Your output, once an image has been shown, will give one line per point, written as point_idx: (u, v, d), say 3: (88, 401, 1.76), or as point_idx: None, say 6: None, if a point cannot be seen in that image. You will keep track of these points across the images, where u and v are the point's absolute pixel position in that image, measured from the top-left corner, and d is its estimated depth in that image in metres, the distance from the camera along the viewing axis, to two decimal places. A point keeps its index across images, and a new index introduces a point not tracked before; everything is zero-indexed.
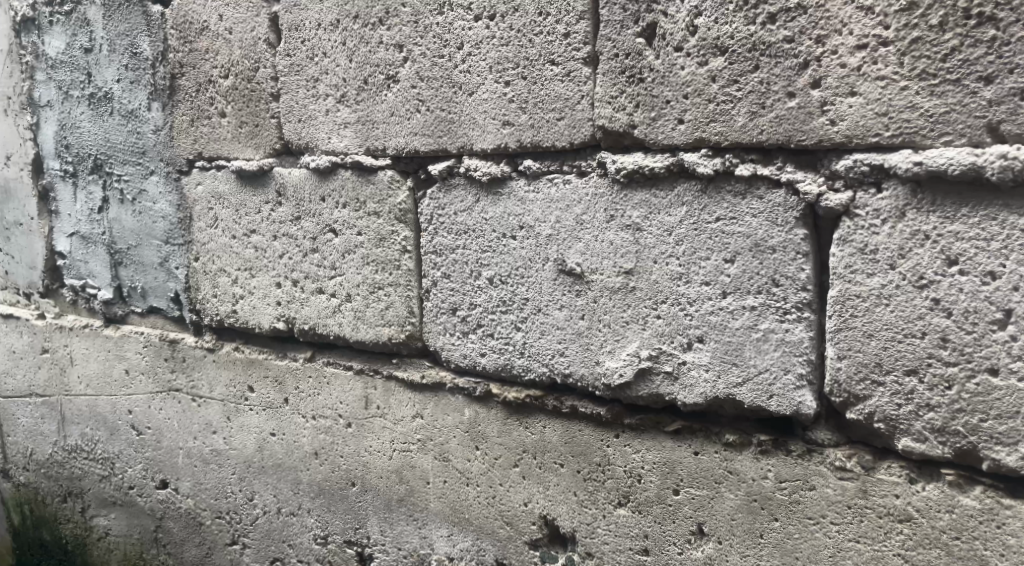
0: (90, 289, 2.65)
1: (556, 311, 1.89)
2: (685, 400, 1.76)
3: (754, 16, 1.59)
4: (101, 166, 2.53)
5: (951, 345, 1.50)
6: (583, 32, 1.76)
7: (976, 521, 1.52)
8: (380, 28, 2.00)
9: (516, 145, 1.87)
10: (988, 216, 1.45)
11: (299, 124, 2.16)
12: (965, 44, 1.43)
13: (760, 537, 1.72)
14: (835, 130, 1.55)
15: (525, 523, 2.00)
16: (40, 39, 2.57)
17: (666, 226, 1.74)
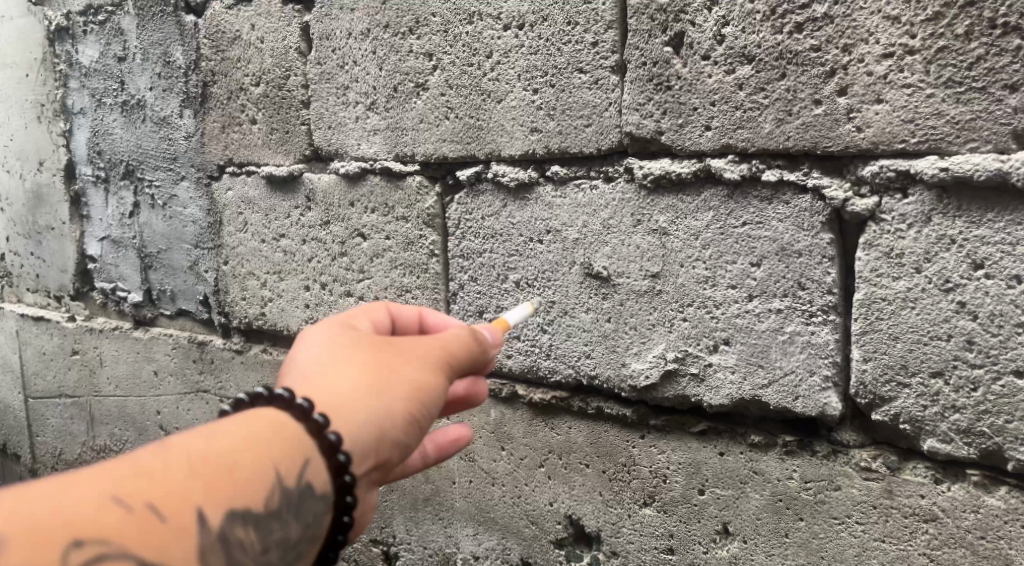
0: (120, 292, 2.70)
1: (582, 314, 1.92)
2: (712, 401, 1.80)
3: (781, 25, 1.63)
4: (133, 172, 2.57)
5: (976, 347, 1.54)
6: (611, 41, 1.80)
7: (1001, 520, 1.57)
8: (410, 37, 2.04)
9: (544, 151, 1.91)
10: (1013, 221, 1.49)
11: (329, 130, 2.20)
12: (991, 53, 1.47)
13: (786, 536, 1.75)
14: (861, 136, 1.58)
15: (551, 523, 2.03)
16: (74, 48, 2.61)
17: (692, 230, 1.77)
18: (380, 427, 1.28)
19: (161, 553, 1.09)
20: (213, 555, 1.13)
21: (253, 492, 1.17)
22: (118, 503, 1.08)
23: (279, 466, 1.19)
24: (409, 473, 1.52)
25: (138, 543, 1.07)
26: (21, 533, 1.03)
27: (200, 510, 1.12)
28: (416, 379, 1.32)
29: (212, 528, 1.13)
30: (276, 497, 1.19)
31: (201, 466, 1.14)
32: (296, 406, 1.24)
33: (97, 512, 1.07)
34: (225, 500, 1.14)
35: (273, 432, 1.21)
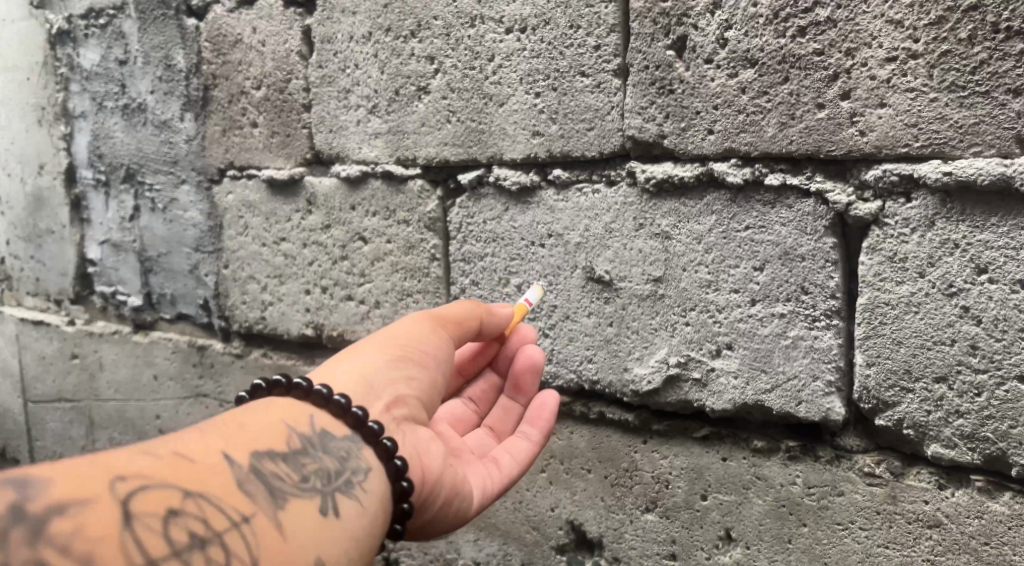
0: (120, 296, 2.69)
1: (584, 318, 1.91)
2: (714, 407, 1.79)
3: (784, 28, 1.62)
4: (134, 176, 2.57)
5: (980, 352, 1.53)
6: (613, 44, 1.79)
7: (1006, 526, 1.56)
8: (412, 41, 2.03)
9: (546, 155, 1.90)
10: (1017, 226, 1.49)
11: (330, 134, 2.19)
12: (993, 57, 1.47)
13: (789, 542, 1.74)
14: (864, 141, 1.58)
15: (553, 528, 2.02)
16: (75, 51, 2.60)
17: (695, 234, 1.76)
18: (371, 376, 1.44)
19: (202, 483, 1.17)
20: (252, 485, 1.21)
21: (273, 440, 1.28)
22: (150, 451, 1.17)
23: (289, 422, 1.32)
24: (524, 455, 1.63)
25: (178, 476, 1.15)
26: (65, 472, 1.09)
27: (226, 454, 1.22)
28: (389, 336, 1.51)
29: (242, 465, 1.22)
30: (295, 442, 1.30)
31: (216, 427, 1.26)
32: (289, 383, 1.38)
33: (135, 456, 1.15)
34: (248, 445, 1.25)
35: (274, 404, 1.34)
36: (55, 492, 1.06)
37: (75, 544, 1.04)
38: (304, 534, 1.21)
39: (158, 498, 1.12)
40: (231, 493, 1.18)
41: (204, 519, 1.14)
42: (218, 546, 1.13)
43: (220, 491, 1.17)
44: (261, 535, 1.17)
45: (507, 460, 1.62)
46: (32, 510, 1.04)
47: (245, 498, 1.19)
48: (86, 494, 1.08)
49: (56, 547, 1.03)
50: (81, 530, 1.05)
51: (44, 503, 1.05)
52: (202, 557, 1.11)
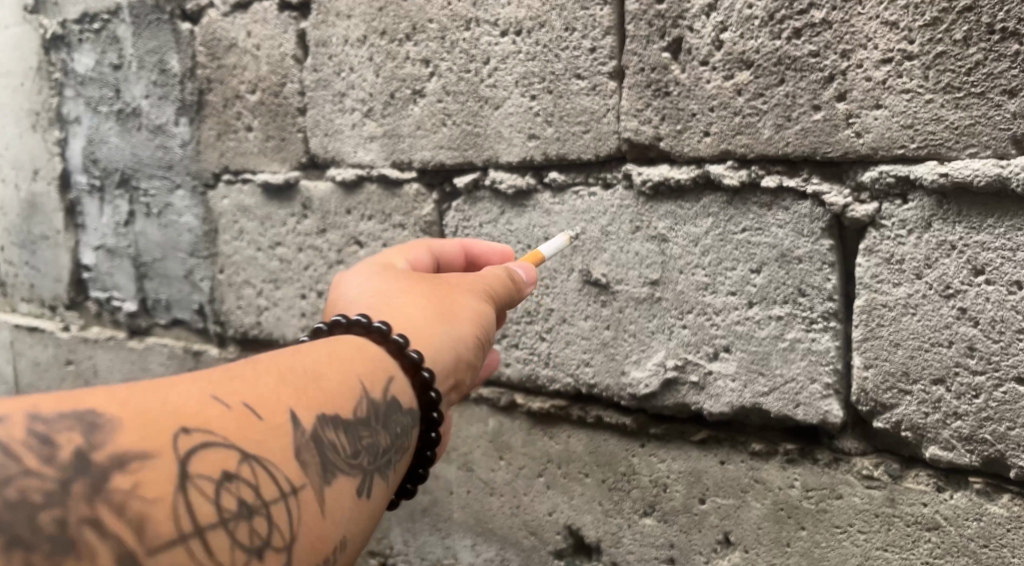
0: (115, 302, 2.68)
1: (581, 321, 1.90)
2: (712, 410, 1.78)
3: (779, 30, 1.61)
4: (129, 181, 2.56)
5: (978, 354, 1.53)
6: (609, 46, 1.79)
7: (1005, 529, 1.55)
8: (407, 44, 2.02)
9: (542, 158, 1.89)
10: (1014, 226, 1.48)
11: (325, 138, 2.19)
12: (989, 58, 1.46)
13: (787, 546, 1.73)
14: (860, 142, 1.57)
15: (550, 533, 2.01)
16: (70, 57, 2.59)
17: (692, 237, 1.76)
18: (457, 352, 1.41)
19: (262, 446, 1.16)
20: (310, 454, 1.20)
21: (343, 400, 1.25)
22: (220, 401, 1.16)
23: (365, 382, 1.29)
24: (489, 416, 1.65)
25: (240, 436, 1.15)
26: (134, 418, 1.10)
27: (293, 414, 1.20)
28: (479, 309, 1.47)
29: (306, 429, 1.20)
30: (364, 405, 1.27)
31: (290, 376, 1.23)
32: (370, 328, 1.35)
33: (202, 407, 1.14)
34: (317, 406, 1.22)
35: (354, 352, 1.31)
36: (121, 442, 1.08)
37: (132, 500, 1.06)
38: (345, 510, 1.22)
39: (214, 461, 1.12)
40: (288, 461, 1.17)
41: (255, 487, 1.14)
42: (262, 516, 1.14)
43: (279, 455, 1.17)
44: (306, 508, 1.18)
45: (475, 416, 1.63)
46: (98, 458, 1.06)
47: (300, 466, 1.18)
48: (150, 447, 1.09)
49: (114, 502, 1.05)
50: (140, 486, 1.07)
51: (109, 453, 1.06)
52: (246, 525, 1.12)
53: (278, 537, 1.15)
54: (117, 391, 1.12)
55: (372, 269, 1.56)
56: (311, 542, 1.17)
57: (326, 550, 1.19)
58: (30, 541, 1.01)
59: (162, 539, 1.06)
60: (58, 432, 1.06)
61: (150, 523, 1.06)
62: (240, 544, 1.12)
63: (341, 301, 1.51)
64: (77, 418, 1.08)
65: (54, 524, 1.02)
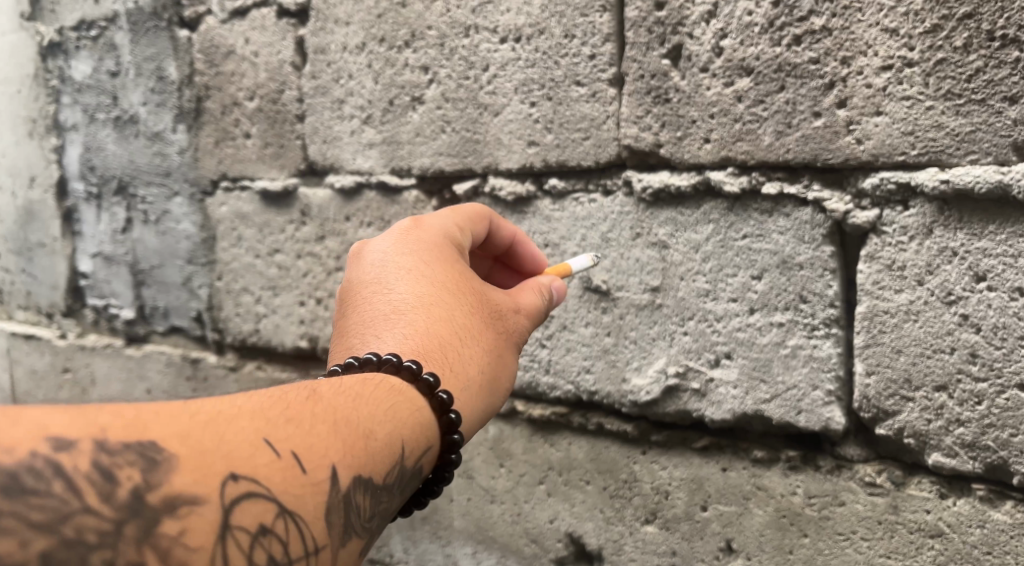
0: (113, 309, 2.67)
1: (582, 328, 1.90)
2: (713, 417, 1.78)
3: (779, 37, 1.61)
4: (126, 188, 2.55)
5: (980, 360, 1.52)
6: (608, 53, 1.78)
7: (1008, 536, 1.55)
8: (405, 51, 2.02)
9: (542, 164, 1.89)
10: (1015, 233, 1.48)
11: (324, 145, 2.18)
12: (989, 65, 1.46)
13: (790, 553, 1.73)
14: (861, 149, 1.57)
15: (551, 541, 2.01)
16: (67, 63, 2.58)
17: (692, 244, 1.75)
18: (490, 410, 1.42)
19: (302, 503, 1.11)
20: (346, 513, 1.15)
21: (386, 457, 1.21)
22: (269, 447, 1.11)
23: (406, 436, 1.25)
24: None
25: (284, 489, 1.10)
26: (189, 461, 1.05)
27: (337, 469, 1.15)
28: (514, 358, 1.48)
29: (345, 487, 1.16)
30: (403, 465, 1.23)
31: (338, 425, 1.18)
32: (418, 376, 1.30)
33: (253, 455, 1.09)
34: (361, 462, 1.18)
35: (402, 401, 1.27)
36: (176, 486, 1.03)
37: (175, 550, 1.01)
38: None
39: (255, 515, 1.07)
40: (323, 521, 1.13)
41: (288, 546, 1.09)
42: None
43: (317, 513, 1.12)
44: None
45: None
46: (152, 500, 1.02)
47: (334, 526, 1.14)
48: (200, 493, 1.04)
49: (160, 549, 1.00)
50: (186, 533, 1.02)
51: (163, 497, 1.02)
52: None
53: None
54: (177, 423, 1.07)
55: (419, 259, 1.49)
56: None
57: None
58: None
59: None
60: (118, 465, 1.02)
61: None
62: None
63: (384, 291, 1.46)
64: (138, 452, 1.03)
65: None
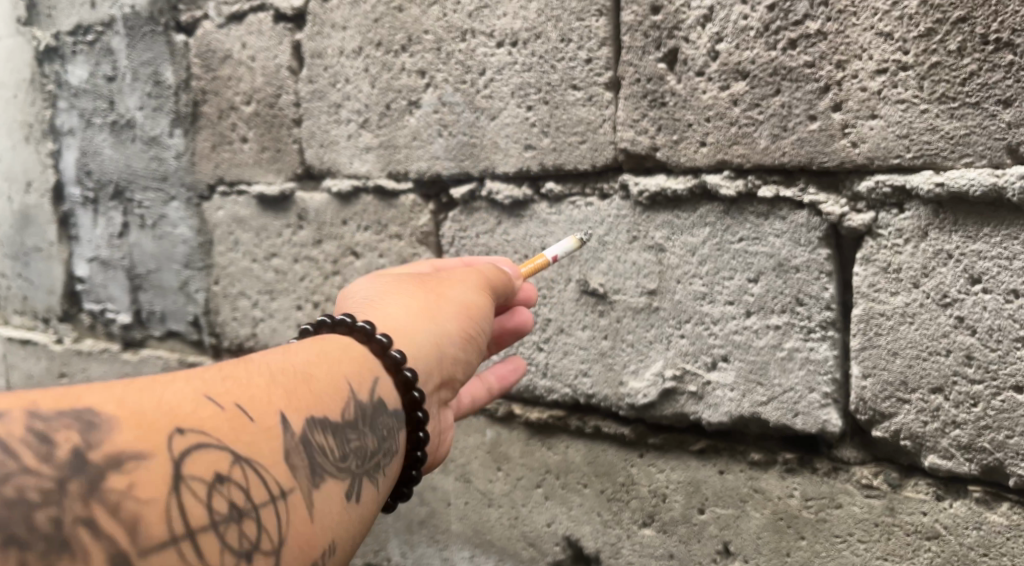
0: (109, 314, 2.67)
1: (579, 331, 1.90)
2: (710, 419, 1.78)
3: (774, 41, 1.62)
4: (123, 193, 2.55)
5: (975, 362, 1.53)
6: (604, 58, 1.79)
7: (1004, 537, 1.55)
8: (402, 55, 2.02)
9: (539, 168, 1.89)
10: (1010, 236, 1.49)
11: (321, 149, 2.18)
12: (983, 69, 1.47)
13: (787, 556, 1.73)
14: (856, 152, 1.58)
15: (549, 544, 2.01)
16: (63, 68, 2.58)
17: (689, 247, 1.76)
18: (444, 351, 1.45)
19: (252, 448, 1.17)
20: (301, 457, 1.21)
21: (332, 403, 1.27)
22: (211, 402, 1.17)
23: (352, 384, 1.31)
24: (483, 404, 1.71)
25: (230, 437, 1.16)
26: (128, 419, 1.10)
27: (283, 415, 1.21)
28: (465, 299, 1.51)
29: (295, 432, 1.22)
30: (352, 409, 1.29)
31: (279, 378, 1.25)
32: (372, 336, 1.38)
33: (195, 409, 1.15)
34: (307, 409, 1.24)
35: (343, 354, 1.34)
36: (118, 443, 1.08)
37: (127, 502, 1.06)
38: (335, 516, 1.23)
39: (206, 464, 1.12)
40: (278, 464, 1.18)
41: (246, 490, 1.15)
42: (251, 521, 1.14)
43: (269, 459, 1.18)
44: (296, 512, 1.19)
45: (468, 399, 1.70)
46: (93, 458, 1.06)
47: (290, 469, 1.19)
48: (144, 447, 1.09)
49: (109, 503, 1.05)
50: (135, 486, 1.07)
51: (106, 454, 1.07)
52: (236, 528, 1.13)
53: (267, 542, 1.15)
54: (112, 389, 1.12)
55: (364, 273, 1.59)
56: (299, 548, 1.18)
57: (312, 554, 1.19)
58: (25, 538, 1.00)
59: (156, 539, 1.06)
60: (55, 429, 1.06)
61: (143, 525, 1.06)
62: (230, 547, 1.12)
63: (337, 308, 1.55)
64: (74, 416, 1.08)
65: (51, 523, 1.01)
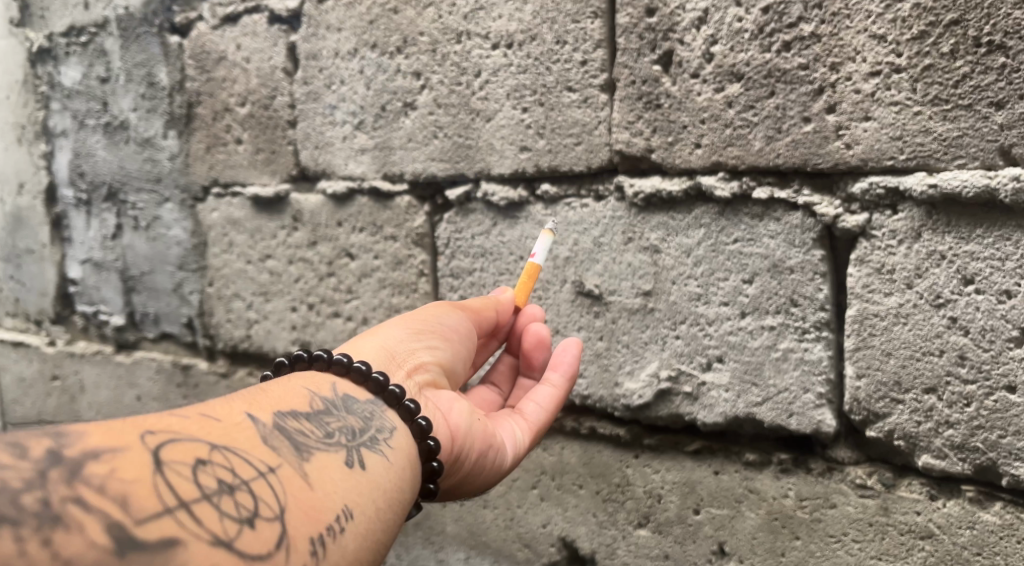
0: (102, 316, 2.66)
1: (574, 332, 1.91)
2: (705, 420, 1.79)
3: (769, 43, 1.63)
4: (116, 195, 2.54)
5: (968, 362, 1.54)
6: (600, 59, 1.80)
7: (997, 536, 1.57)
8: (398, 57, 2.03)
9: (534, 170, 1.90)
10: (1002, 237, 1.50)
11: (316, 151, 2.19)
12: (975, 71, 1.48)
13: (782, 556, 1.74)
14: (850, 153, 1.59)
15: (544, 545, 2.01)
16: (56, 69, 2.57)
17: (684, 248, 1.76)
18: (393, 347, 1.48)
19: (227, 437, 1.19)
20: (278, 440, 1.23)
21: (296, 402, 1.32)
22: (176, 411, 1.20)
23: (312, 388, 1.36)
24: (548, 403, 1.60)
25: (203, 430, 1.18)
26: (97, 422, 1.12)
27: (250, 413, 1.25)
28: (411, 313, 1.56)
29: (266, 423, 1.25)
30: (318, 405, 1.34)
31: (238, 393, 1.29)
32: (330, 359, 1.41)
33: (160, 414, 1.18)
34: (271, 407, 1.28)
35: (297, 374, 1.39)
36: (91, 438, 1.09)
37: (112, 481, 1.06)
38: (330, 485, 1.23)
39: (185, 449, 1.14)
40: (257, 447, 1.21)
41: (232, 467, 1.16)
42: (244, 492, 1.14)
43: (245, 444, 1.20)
44: (288, 483, 1.19)
45: (531, 407, 1.61)
46: (70, 453, 1.06)
47: (271, 450, 1.22)
48: (120, 439, 1.10)
49: (95, 484, 1.05)
50: (118, 469, 1.07)
51: (81, 446, 1.07)
52: (231, 498, 1.12)
53: (265, 508, 1.15)
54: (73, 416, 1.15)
55: None
56: (300, 513, 1.18)
57: (316, 520, 1.19)
58: (15, 518, 0.99)
59: (150, 510, 1.06)
60: (27, 435, 1.07)
61: (134, 499, 1.06)
62: (229, 514, 1.11)
63: None
64: (43, 427, 1.09)
65: (37, 503, 1.01)
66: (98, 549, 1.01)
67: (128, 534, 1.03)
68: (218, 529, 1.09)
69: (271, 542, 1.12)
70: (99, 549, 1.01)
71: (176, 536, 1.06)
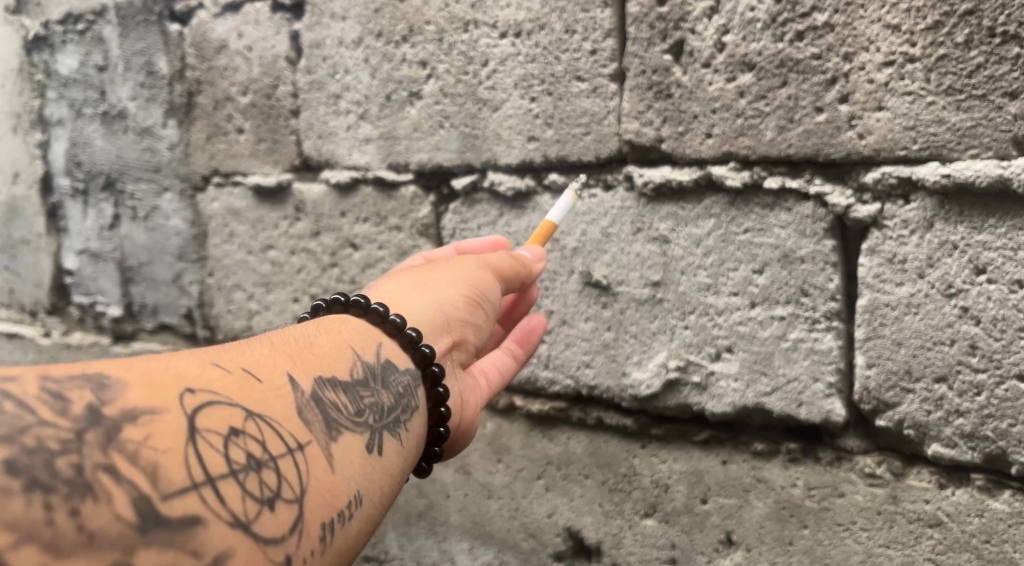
0: (100, 307, 2.64)
1: (581, 322, 1.91)
2: (714, 410, 1.79)
3: (782, 33, 1.63)
4: (114, 184, 2.52)
5: (979, 352, 1.55)
6: (609, 49, 1.79)
7: (1006, 524, 1.58)
8: (403, 46, 2.01)
9: (542, 160, 1.90)
10: (1015, 226, 1.51)
11: (319, 140, 2.17)
12: (990, 61, 1.49)
13: (790, 545, 1.75)
14: (863, 143, 1.59)
15: (550, 535, 2.01)
16: (52, 58, 2.54)
17: (694, 238, 1.76)
18: (446, 315, 1.50)
19: (264, 404, 1.19)
20: (312, 413, 1.23)
21: (336, 366, 1.31)
22: (219, 366, 1.19)
23: (355, 348, 1.36)
24: (509, 370, 1.67)
25: (241, 395, 1.17)
26: (139, 378, 1.10)
27: (290, 377, 1.25)
28: (460, 275, 1.54)
29: (304, 392, 1.24)
30: (358, 369, 1.34)
31: (281, 349, 1.29)
32: (386, 318, 1.43)
33: (203, 370, 1.17)
34: (312, 370, 1.28)
35: (344, 328, 1.40)
36: (131, 399, 1.08)
37: (144, 450, 1.05)
38: (350, 468, 1.24)
39: (221, 416, 1.13)
40: (291, 419, 1.20)
41: (262, 442, 1.15)
42: (271, 470, 1.14)
43: (280, 414, 1.19)
44: (312, 463, 1.19)
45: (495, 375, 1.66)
46: (108, 412, 1.05)
47: (304, 424, 1.21)
48: (158, 403, 1.09)
49: (128, 452, 1.04)
50: (152, 437, 1.06)
51: (120, 408, 1.06)
52: (256, 476, 1.12)
53: (287, 489, 1.15)
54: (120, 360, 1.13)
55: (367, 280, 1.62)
56: (320, 496, 1.18)
57: (332, 505, 1.19)
58: (47, 483, 0.99)
59: (177, 486, 1.05)
60: (69, 389, 1.05)
61: (164, 470, 1.05)
62: (253, 493, 1.11)
63: None
64: (86, 378, 1.07)
65: (70, 468, 1.00)
66: (123, 522, 1.01)
67: (152, 508, 1.03)
68: (240, 509, 1.09)
69: (288, 525, 1.13)
70: (123, 522, 1.01)
71: (198, 514, 1.06)
